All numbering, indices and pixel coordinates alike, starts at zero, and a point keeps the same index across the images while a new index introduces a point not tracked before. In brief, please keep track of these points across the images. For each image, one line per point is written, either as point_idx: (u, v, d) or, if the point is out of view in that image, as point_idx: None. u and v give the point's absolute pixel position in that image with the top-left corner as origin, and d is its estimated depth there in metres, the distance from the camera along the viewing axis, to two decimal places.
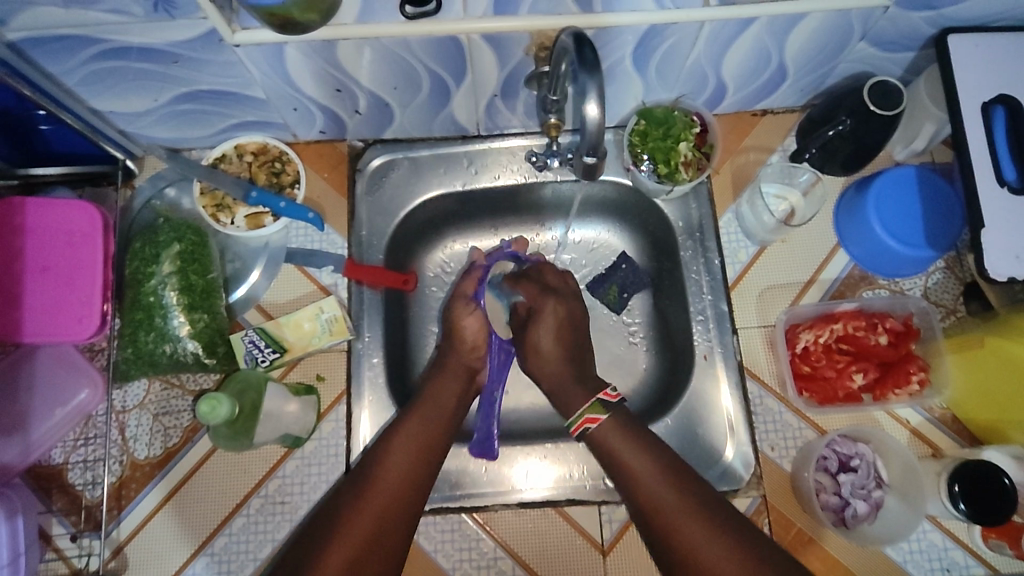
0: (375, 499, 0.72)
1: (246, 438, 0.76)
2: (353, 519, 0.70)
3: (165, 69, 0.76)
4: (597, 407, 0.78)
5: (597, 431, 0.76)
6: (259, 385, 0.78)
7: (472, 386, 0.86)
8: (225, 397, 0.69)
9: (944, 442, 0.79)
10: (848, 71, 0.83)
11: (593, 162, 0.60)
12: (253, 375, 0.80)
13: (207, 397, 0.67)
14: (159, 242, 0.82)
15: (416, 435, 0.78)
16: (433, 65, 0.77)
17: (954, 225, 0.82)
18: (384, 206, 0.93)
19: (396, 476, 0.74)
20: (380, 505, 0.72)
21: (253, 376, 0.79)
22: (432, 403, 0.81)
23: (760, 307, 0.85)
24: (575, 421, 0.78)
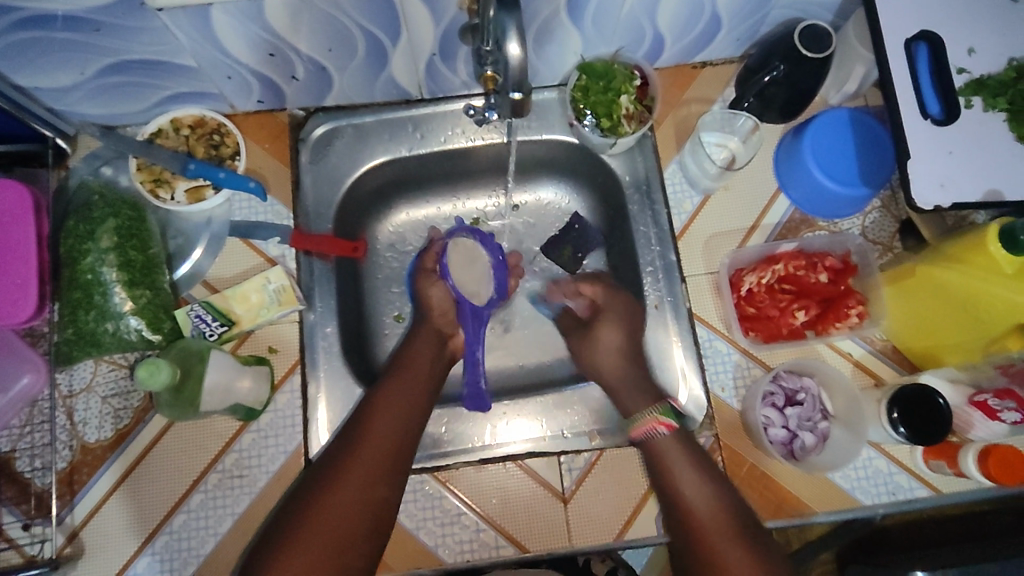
0: (371, 439, 0.74)
1: (192, 407, 0.75)
2: (351, 460, 0.72)
3: (89, 39, 0.74)
4: (669, 411, 0.76)
5: (661, 441, 0.75)
6: (203, 353, 0.76)
7: (448, 349, 0.88)
8: (165, 363, 0.68)
9: (885, 371, 0.82)
10: (780, 18, 0.85)
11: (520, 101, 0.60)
12: (195, 344, 0.77)
13: (145, 363, 0.67)
14: (94, 218, 0.80)
15: (392, 415, 0.76)
16: (367, 24, 0.76)
17: (886, 165, 0.84)
18: (330, 175, 0.92)
19: (374, 454, 0.72)
20: (379, 446, 0.73)
21: (195, 345, 0.77)
22: (408, 369, 0.81)
23: (706, 254, 0.87)
24: (640, 422, 0.76)
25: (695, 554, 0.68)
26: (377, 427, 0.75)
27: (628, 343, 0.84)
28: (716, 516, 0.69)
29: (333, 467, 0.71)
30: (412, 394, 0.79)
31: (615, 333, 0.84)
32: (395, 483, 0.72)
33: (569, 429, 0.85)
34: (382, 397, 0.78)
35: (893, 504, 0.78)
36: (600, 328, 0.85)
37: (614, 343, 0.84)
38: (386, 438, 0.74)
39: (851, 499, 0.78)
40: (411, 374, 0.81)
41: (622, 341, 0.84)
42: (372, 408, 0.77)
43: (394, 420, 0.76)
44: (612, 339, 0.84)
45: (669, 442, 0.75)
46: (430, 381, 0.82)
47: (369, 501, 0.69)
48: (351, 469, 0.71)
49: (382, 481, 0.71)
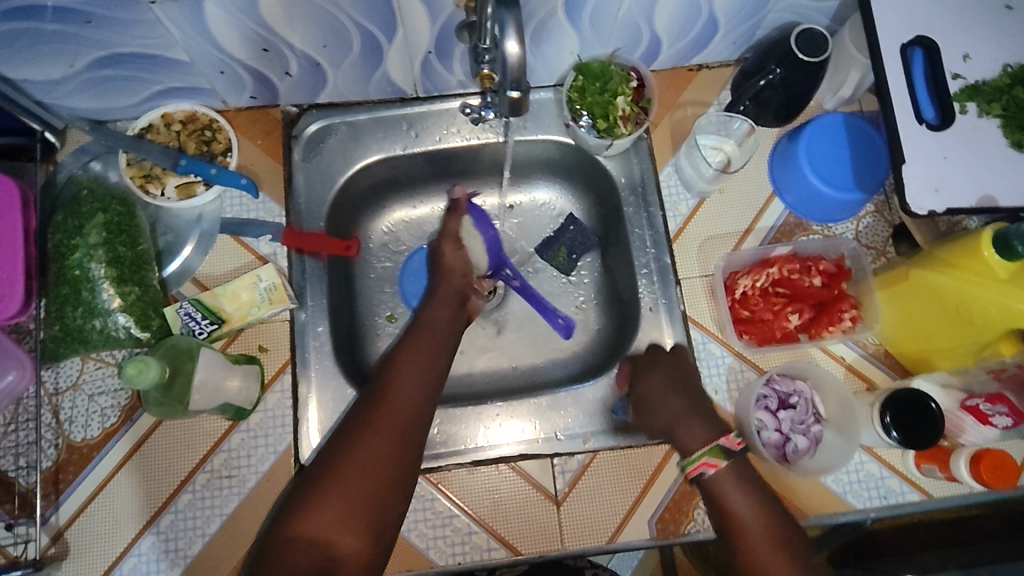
0: (394, 398, 0.75)
1: (182, 404, 0.74)
2: (377, 417, 0.73)
3: (79, 31, 0.72)
4: (717, 451, 0.71)
5: (713, 480, 0.71)
6: (192, 351, 0.76)
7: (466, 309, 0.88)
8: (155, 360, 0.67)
9: (878, 376, 0.82)
10: (777, 21, 0.85)
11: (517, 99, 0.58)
12: (184, 341, 0.76)
13: (134, 361, 0.66)
14: (83, 214, 0.79)
15: (411, 380, 0.77)
16: (363, 20, 0.75)
17: (879, 168, 0.84)
18: (324, 173, 0.91)
19: (394, 418, 0.73)
20: (401, 405, 0.74)
21: (184, 342, 0.76)
22: (426, 330, 0.83)
23: (701, 257, 0.87)
24: (691, 462, 0.72)
25: None
26: (396, 392, 0.75)
27: (683, 385, 0.78)
28: (776, 556, 0.65)
29: (353, 431, 0.72)
30: (429, 359, 0.80)
31: (671, 367, 0.79)
32: (416, 444, 0.72)
33: (563, 430, 0.84)
34: (401, 362, 0.78)
35: (885, 508, 0.78)
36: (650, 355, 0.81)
37: (669, 378, 0.79)
38: (405, 401, 0.74)
39: (843, 502, 0.77)
40: (427, 339, 0.81)
41: (677, 376, 0.79)
42: (391, 373, 0.77)
43: (412, 384, 0.76)
44: (665, 374, 0.79)
45: (726, 477, 0.71)
46: (446, 342, 0.83)
47: (393, 464, 0.70)
48: (374, 431, 0.71)
49: (403, 442, 0.72)
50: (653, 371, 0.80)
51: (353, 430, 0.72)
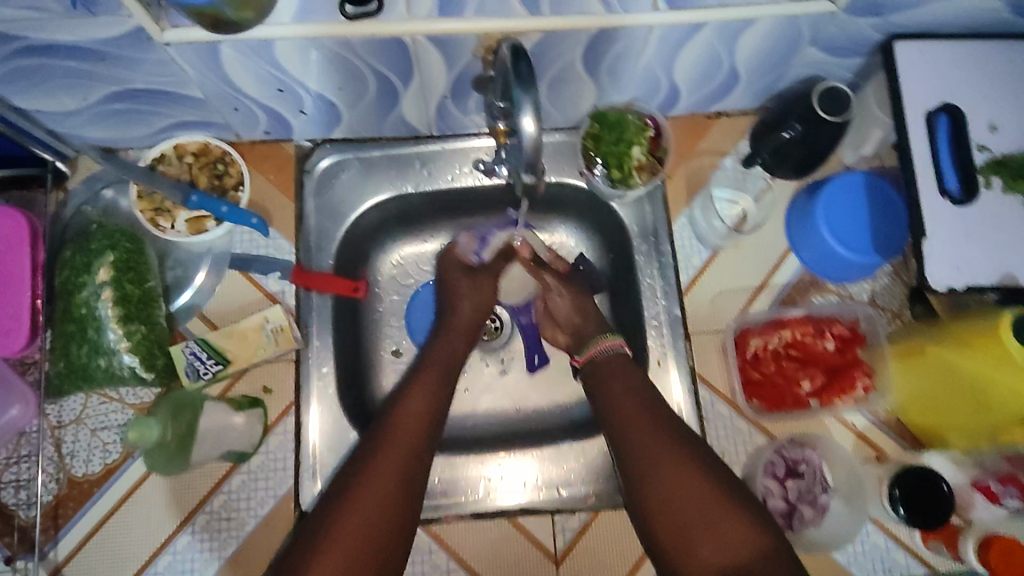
0: (394, 445, 0.74)
1: (183, 462, 0.77)
2: (377, 468, 0.72)
3: (94, 68, 0.72)
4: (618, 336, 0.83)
5: (606, 358, 0.81)
6: (196, 404, 0.78)
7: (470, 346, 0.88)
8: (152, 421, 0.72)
9: (888, 445, 0.81)
10: (801, 76, 0.83)
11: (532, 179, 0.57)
12: (189, 392, 0.79)
13: (135, 425, 0.72)
14: (92, 250, 0.78)
15: (413, 422, 0.76)
16: (380, 66, 0.74)
17: (901, 228, 0.82)
18: (333, 210, 0.90)
19: (398, 460, 0.73)
20: (397, 451, 0.74)
21: (189, 394, 0.78)
22: (429, 373, 0.82)
23: (712, 312, 0.86)
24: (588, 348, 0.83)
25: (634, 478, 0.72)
26: (400, 432, 0.75)
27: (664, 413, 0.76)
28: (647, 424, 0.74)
29: (357, 478, 0.71)
30: (432, 395, 0.80)
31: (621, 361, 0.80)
32: (417, 486, 0.73)
33: (566, 487, 0.84)
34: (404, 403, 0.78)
35: None
36: (612, 362, 0.80)
37: (633, 385, 0.77)
38: (408, 441, 0.75)
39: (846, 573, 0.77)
40: (432, 381, 0.81)
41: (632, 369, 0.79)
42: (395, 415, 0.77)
43: (415, 424, 0.76)
44: (621, 363, 0.80)
45: (605, 358, 0.81)
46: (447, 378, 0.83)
47: (395, 507, 0.70)
48: (377, 475, 0.71)
49: (406, 483, 0.72)
50: (613, 369, 0.79)
51: (359, 480, 0.71)
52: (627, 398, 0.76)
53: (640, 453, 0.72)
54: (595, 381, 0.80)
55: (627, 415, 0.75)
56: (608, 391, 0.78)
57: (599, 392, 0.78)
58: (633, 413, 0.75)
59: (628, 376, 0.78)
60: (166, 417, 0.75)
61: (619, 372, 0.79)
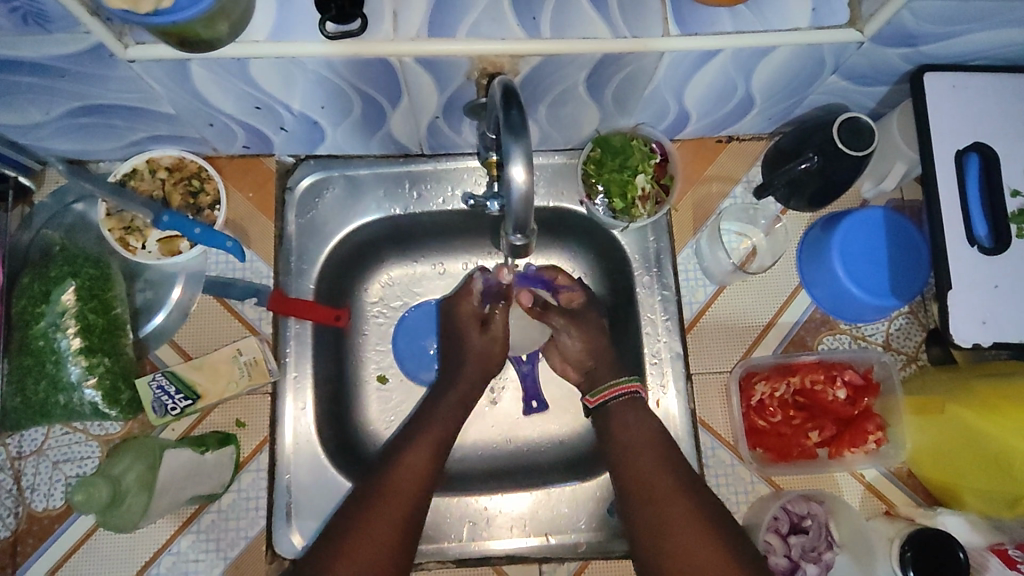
0: (391, 499, 0.70)
1: (143, 514, 0.68)
2: (370, 521, 0.69)
3: (54, 83, 0.66)
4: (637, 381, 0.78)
5: (618, 404, 0.76)
6: (155, 453, 0.69)
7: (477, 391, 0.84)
8: (102, 480, 0.64)
9: (898, 498, 0.76)
10: (819, 102, 0.77)
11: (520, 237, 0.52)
12: (150, 443, 0.70)
13: (82, 487, 0.63)
14: (51, 277, 0.73)
15: (412, 473, 0.73)
16: (365, 87, 0.68)
17: (920, 272, 0.77)
18: (316, 230, 0.85)
19: (393, 514, 0.69)
20: (394, 507, 0.70)
21: (149, 445, 0.70)
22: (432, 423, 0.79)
23: (717, 352, 0.81)
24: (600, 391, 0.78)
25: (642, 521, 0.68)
26: (398, 485, 0.72)
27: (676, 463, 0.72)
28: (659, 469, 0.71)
29: (348, 528, 0.68)
30: (434, 445, 0.76)
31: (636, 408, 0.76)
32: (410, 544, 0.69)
33: (555, 534, 0.79)
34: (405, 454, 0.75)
35: None
36: (623, 406, 0.76)
37: (649, 435, 0.73)
38: (405, 494, 0.71)
39: None
40: (434, 431, 0.78)
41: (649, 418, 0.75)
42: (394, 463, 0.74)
43: (414, 476, 0.73)
44: (635, 411, 0.76)
45: (620, 403, 0.76)
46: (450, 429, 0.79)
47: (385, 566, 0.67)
48: (368, 528, 0.68)
49: (399, 540, 0.69)
50: (628, 417, 0.75)
51: (343, 532, 0.68)
52: (642, 450, 0.72)
53: (652, 496, 0.69)
54: (607, 431, 0.76)
55: (641, 469, 0.71)
56: (622, 440, 0.74)
57: (613, 440, 0.75)
58: (648, 468, 0.71)
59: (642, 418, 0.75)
60: (125, 467, 0.67)
61: (634, 420, 0.75)
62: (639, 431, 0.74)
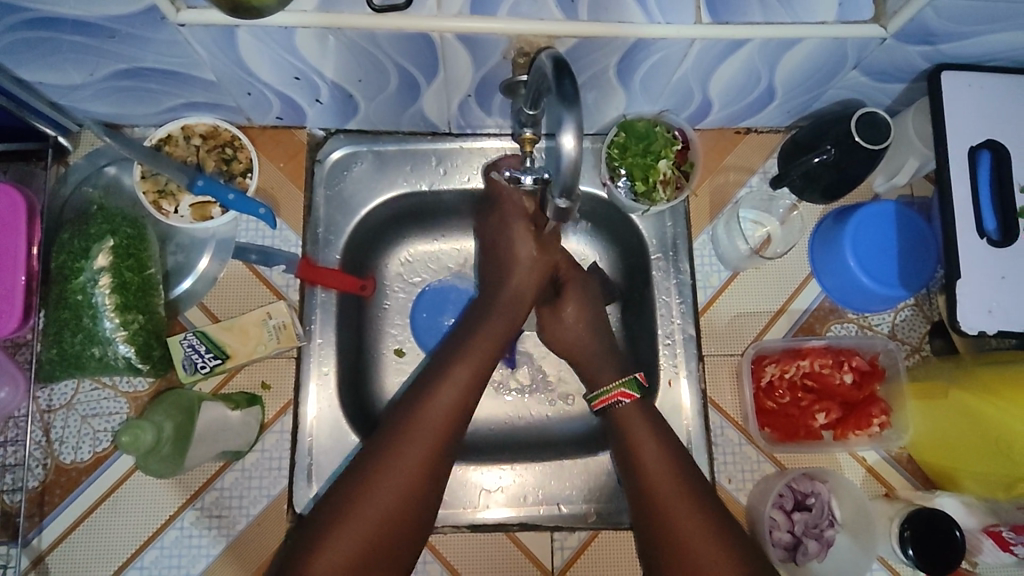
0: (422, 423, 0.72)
1: (177, 463, 0.71)
2: (404, 442, 0.70)
3: (102, 44, 0.68)
4: (633, 384, 0.77)
5: (624, 410, 0.76)
6: (191, 407, 0.73)
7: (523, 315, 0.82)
8: (149, 424, 0.65)
9: (898, 482, 0.79)
10: (838, 97, 0.80)
11: (565, 205, 0.57)
12: (187, 396, 0.73)
13: (129, 428, 0.64)
14: (91, 234, 0.75)
15: (438, 415, 0.72)
16: (403, 61, 0.71)
17: (928, 263, 0.80)
18: (344, 201, 0.87)
19: (418, 456, 0.70)
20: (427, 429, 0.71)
21: (186, 398, 0.73)
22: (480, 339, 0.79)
23: (728, 335, 0.83)
24: (606, 393, 0.77)
25: (654, 519, 0.70)
26: (421, 426, 0.71)
27: (678, 455, 0.74)
28: (665, 470, 0.72)
29: (373, 460, 0.70)
30: (467, 381, 0.75)
31: (650, 420, 0.75)
32: (438, 487, 0.70)
33: (566, 504, 0.82)
34: (433, 392, 0.74)
35: None
36: (626, 413, 0.75)
37: (661, 435, 0.74)
38: (428, 434, 0.71)
39: None
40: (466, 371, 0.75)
41: (659, 431, 0.74)
42: (421, 401, 0.73)
43: (441, 418, 0.72)
44: (642, 417, 0.75)
45: (630, 412, 0.76)
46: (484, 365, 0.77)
47: (413, 505, 0.69)
48: (393, 459, 0.69)
49: (424, 482, 0.70)
50: (636, 419, 0.75)
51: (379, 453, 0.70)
52: (654, 463, 0.72)
53: (661, 496, 0.71)
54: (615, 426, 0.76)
55: (655, 487, 0.71)
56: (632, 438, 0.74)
57: (624, 450, 0.74)
58: (664, 487, 0.71)
59: (652, 419, 0.75)
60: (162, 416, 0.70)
61: (643, 431, 0.74)
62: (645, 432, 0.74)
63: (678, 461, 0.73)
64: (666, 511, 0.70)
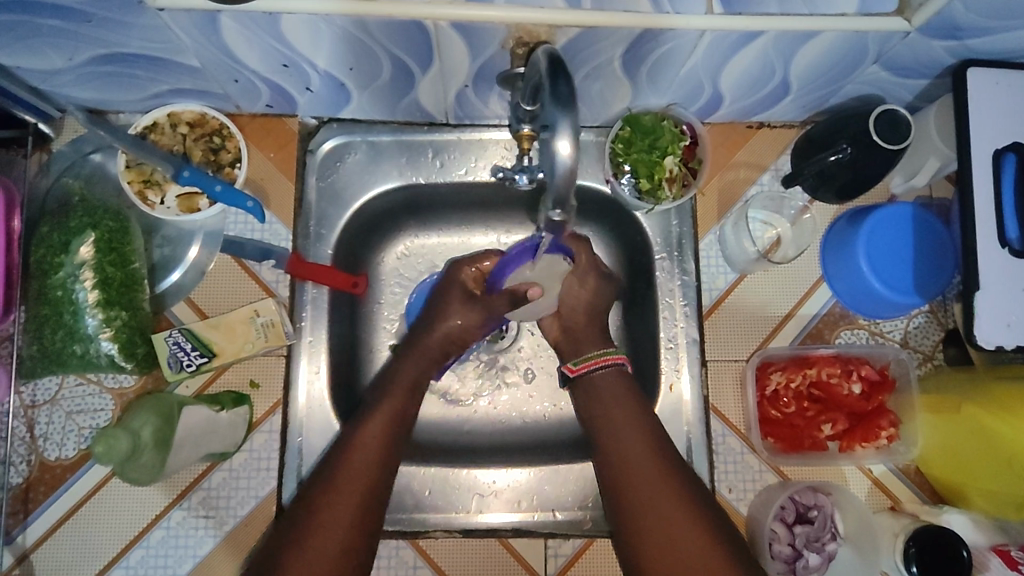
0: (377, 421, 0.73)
1: (158, 471, 0.69)
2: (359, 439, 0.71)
3: (79, 28, 0.64)
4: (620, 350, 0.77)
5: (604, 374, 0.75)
6: (172, 412, 0.70)
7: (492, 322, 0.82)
8: (123, 432, 0.64)
9: (905, 495, 0.77)
10: (856, 92, 0.75)
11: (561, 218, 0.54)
12: (167, 400, 0.71)
13: (101, 437, 0.63)
14: (71, 228, 0.73)
15: (369, 450, 0.71)
16: (396, 49, 0.67)
17: (945, 271, 0.76)
18: (336, 194, 0.84)
19: (371, 451, 0.71)
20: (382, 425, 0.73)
21: (167, 402, 0.71)
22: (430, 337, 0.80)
23: (734, 341, 0.80)
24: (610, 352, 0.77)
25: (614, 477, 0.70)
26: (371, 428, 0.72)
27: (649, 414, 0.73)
28: (632, 431, 0.72)
29: (336, 463, 0.70)
30: (387, 419, 0.74)
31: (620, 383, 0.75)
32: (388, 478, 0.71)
33: (562, 510, 0.80)
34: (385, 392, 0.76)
35: None
36: (609, 377, 0.75)
37: (629, 397, 0.74)
38: (358, 483, 0.69)
39: None
40: (400, 384, 0.77)
41: (634, 397, 0.74)
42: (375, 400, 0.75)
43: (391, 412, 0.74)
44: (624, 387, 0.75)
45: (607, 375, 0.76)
46: (402, 411, 0.75)
47: (371, 495, 0.69)
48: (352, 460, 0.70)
49: (369, 492, 0.69)
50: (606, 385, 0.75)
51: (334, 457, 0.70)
52: (646, 468, 0.69)
53: (624, 456, 0.71)
54: (589, 397, 0.76)
55: (624, 452, 0.71)
56: (601, 402, 0.74)
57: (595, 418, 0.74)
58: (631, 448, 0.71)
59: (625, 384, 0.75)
60: (141, 420, 0.67)
61: (627, 420, 0.72)
62: (614, 393, 0.74)
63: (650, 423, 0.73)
64: (627, 467, 0.70)
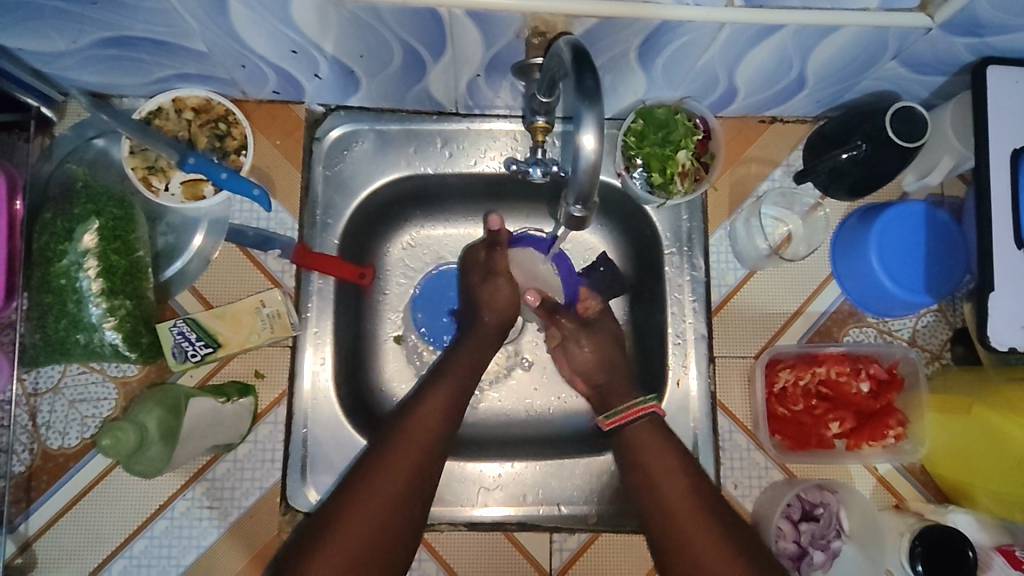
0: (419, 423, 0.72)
1: (166, 462, 0.68)
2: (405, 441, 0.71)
3: (84, 11, 0.63)
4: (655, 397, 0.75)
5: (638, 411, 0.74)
6: (178, 404, 0.69)
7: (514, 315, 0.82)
8: (129, 424, 0.64)
9: (909, 493, 0.77)
10: (872, 88, 0.74)
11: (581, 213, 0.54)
12: (176, 392, 0.71)
13: (109, 431, 0.63)
14: (75, 215, 0.72)
15: (410, 452, 0.70)
16: (408, 37, 0.65)
17: (957, 270, 0.76)
18: (343, 183, 0.83)
19: (413, 455, 0.70)
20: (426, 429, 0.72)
21: (174, 394, 0.70)
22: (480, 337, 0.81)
23: (742, 337, 0.80)
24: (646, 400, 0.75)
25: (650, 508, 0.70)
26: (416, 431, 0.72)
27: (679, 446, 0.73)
28: (661, 462, 0.72)
29: (374, 461, 0.69)
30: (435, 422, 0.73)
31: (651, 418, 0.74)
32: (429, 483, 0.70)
33: (566, 504, 0.80)
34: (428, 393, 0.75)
35: None
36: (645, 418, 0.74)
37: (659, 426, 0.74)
38: (401, 481, 0.68)
39: None
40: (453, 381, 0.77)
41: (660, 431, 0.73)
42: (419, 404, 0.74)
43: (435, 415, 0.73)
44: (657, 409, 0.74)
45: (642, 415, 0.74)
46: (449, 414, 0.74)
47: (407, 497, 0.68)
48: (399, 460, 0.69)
49: (408, 495, 0.68)
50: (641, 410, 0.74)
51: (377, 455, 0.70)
52: (677, 500, 0.69)
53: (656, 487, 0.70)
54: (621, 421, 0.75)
55: (656, 484, 0.71)
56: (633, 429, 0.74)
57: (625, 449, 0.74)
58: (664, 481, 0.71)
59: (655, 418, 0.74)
60: (146, 411, 0.67)
61: (656, 453, 0.72)
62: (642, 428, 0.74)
63: (678, 455, 0.72)
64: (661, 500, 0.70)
